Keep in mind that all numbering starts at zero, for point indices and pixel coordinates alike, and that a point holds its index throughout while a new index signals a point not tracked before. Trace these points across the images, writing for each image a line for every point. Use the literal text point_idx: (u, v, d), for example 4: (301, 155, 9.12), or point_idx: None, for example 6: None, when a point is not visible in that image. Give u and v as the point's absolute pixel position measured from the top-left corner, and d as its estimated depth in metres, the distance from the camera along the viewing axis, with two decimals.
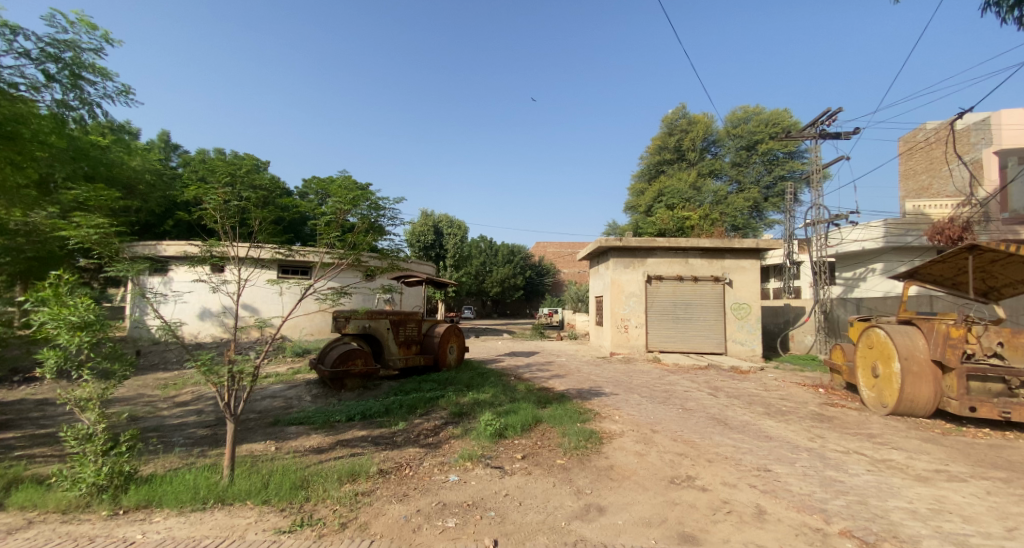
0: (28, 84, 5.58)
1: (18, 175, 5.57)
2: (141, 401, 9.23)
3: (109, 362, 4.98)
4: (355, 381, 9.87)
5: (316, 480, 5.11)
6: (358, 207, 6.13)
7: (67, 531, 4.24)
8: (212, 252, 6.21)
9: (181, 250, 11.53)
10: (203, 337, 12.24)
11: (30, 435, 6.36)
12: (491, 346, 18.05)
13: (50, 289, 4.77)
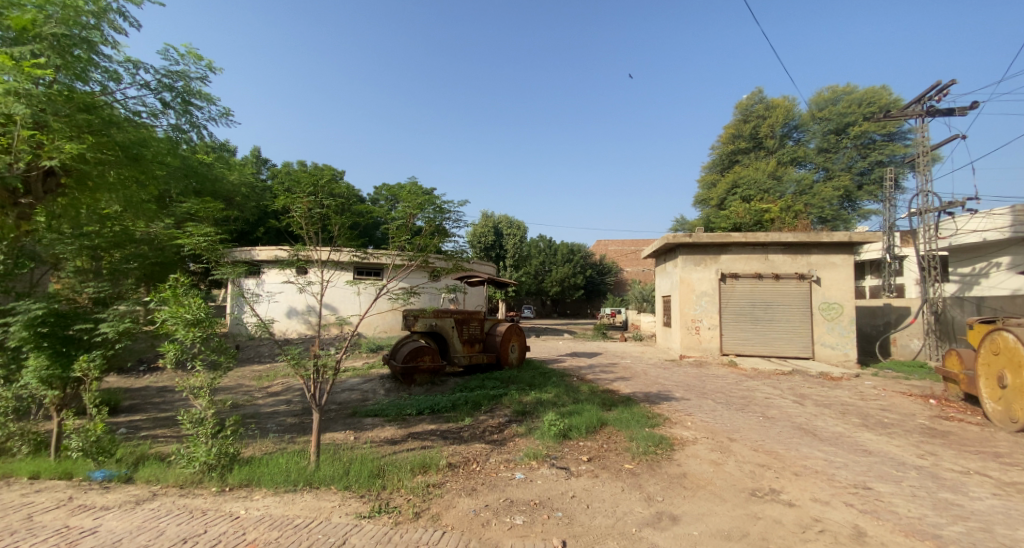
0: (148, 112, 6.42)
1: (142, 191, 6.50)
2: (240, 391, 10.25)
3: (216, 354, 5.59)
4: (424, 376, 10.40)
5: (390, 469, 5.54)
6: (425, 210, 6.52)
7: (184, 503, 4.80)
8: (298, 256, 6.78)
9: (273, 255, 12.68)
10: (290, 333, 13.36)
11: (154, 417, 7.30)
12: (553, 346, 18.25)
13: (169, 289, 5.33)
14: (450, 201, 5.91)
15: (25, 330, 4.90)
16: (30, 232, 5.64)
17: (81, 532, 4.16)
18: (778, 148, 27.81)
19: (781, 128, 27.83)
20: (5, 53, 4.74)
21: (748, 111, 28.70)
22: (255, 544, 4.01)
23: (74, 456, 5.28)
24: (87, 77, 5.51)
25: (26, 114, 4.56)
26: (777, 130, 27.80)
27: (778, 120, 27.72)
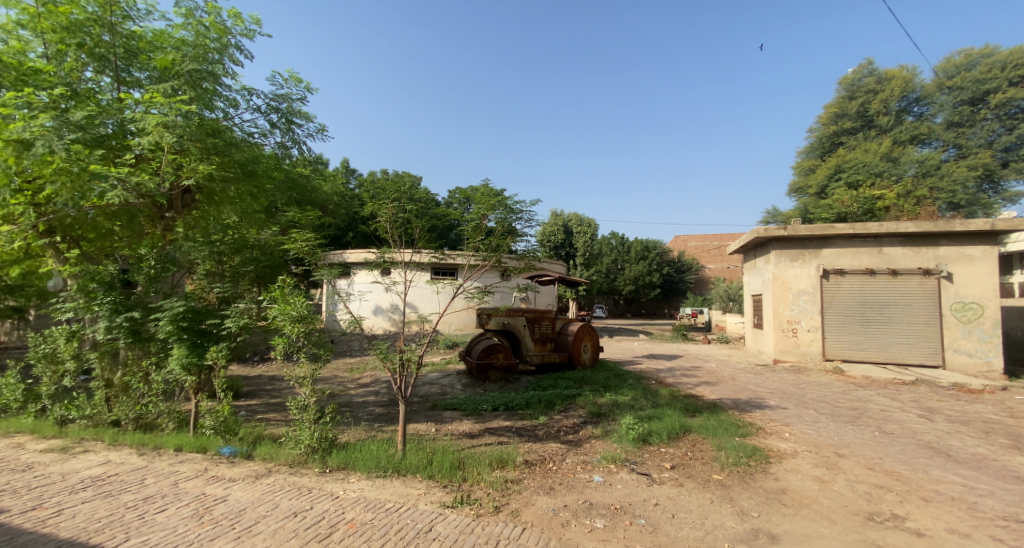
0: (259, 132, 7.24)
1: (254, 202, 7.49)
2: (336, 382, 11.18)
3: (317, 348, 5.99)
4: (498, 373, 10.74)
5: (470, 463, 5.83)
6: (498, 210, 6.80)
7: (293, 480, 5.29)
8: (385, 259, 7.12)
9: (363, 257, 13.82)
10: (376, 329, 14.38)
11: (267, 402, 8.23)
12: (628, 347, 18.07)
13: (278, 290, 5.87)
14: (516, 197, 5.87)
15: (170, 323, 5.74)
16: (171, 240, 6.56)
17: (213, 500, 4.68)
18: (894, 125, 25.75)
19: (896, 104, 25.99)
20: (154, 91, 5.60)
21: (854, 86, 27.15)
22: (353, 523, 4.34)
23: (208, 433, 5.98)
24: (210, 105, 6.24)
25: (174, 141, 5.34)
26: (890, 106, 25.86)
27: (893, 93, 25.82)
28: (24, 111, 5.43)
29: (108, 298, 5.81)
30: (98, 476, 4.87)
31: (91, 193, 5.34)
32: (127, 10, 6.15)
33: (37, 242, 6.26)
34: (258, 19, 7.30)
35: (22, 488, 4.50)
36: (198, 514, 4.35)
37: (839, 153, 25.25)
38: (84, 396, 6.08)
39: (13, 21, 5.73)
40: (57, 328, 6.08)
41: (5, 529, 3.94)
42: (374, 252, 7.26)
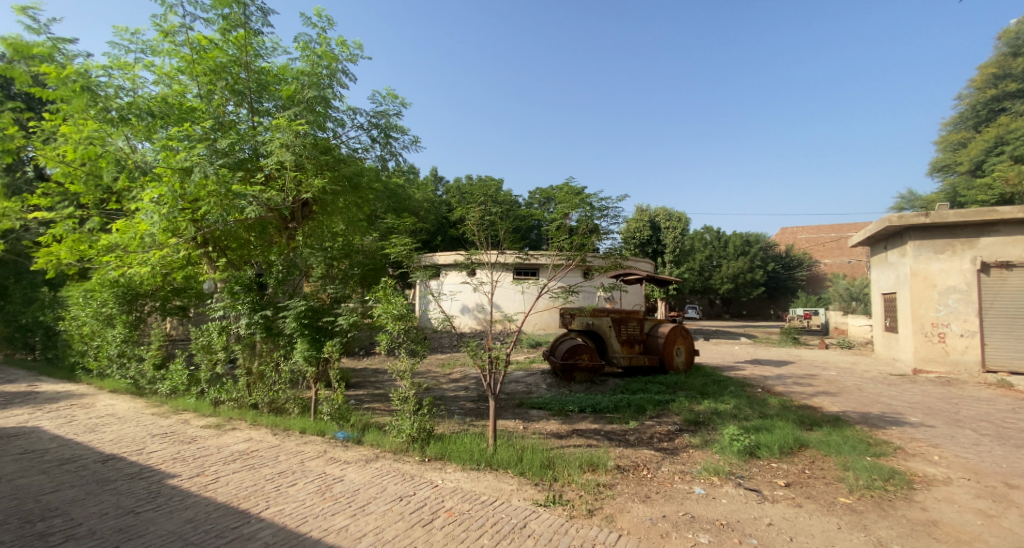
0: (362, 147, 7.99)
1: (358, 212, 8.24)
2: (431, 376, 11.89)
3: (416, 344, 6.28)
4: (583, 374, 10.79)
5: (560, 463, 5.78)
6: (581, 209, 6.98)
7: (398, 466, 5.60)
8: (472, 260, 7.60)
9: (452, 258, 14.61)
10: (463, 327, 15.11)
11: (373, 393, 9.00)
12: (725, 351, 17.28)
13: (382, 291, 6.26)
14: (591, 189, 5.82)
15: (295, 321, 6.52)
16: (294, 248, 7.40)
17: (332, 478, 5.05)
18: None
19: None
20: (280, 118, 6.40)
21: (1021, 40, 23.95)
22: (452, 512, 4.41)
23: (325, 418, 6.70)
24: (322, 126, 7.05)
25: (291, 159, 6.12)
26: None
27: None
28: (185, 141, 6.40)
29: (248, 298, 6.76)
30: (244, 450, 5.65)
31: (235, 209, 6.23)
32: (257, 49, 7.04)
33: (195, 253, 7.33)
34: (360, 44, 8.03)
35: (190, 457, 5.29)
36: (323, 489, 4.71)
37: (1002, 121, 22.23)
38: (233, 382, 7.17)
39: (174, 68, 6.83)
40: (212, 324, 7.18)
41: (178, 490, 4.44)
42: (462, 253, 7.75)
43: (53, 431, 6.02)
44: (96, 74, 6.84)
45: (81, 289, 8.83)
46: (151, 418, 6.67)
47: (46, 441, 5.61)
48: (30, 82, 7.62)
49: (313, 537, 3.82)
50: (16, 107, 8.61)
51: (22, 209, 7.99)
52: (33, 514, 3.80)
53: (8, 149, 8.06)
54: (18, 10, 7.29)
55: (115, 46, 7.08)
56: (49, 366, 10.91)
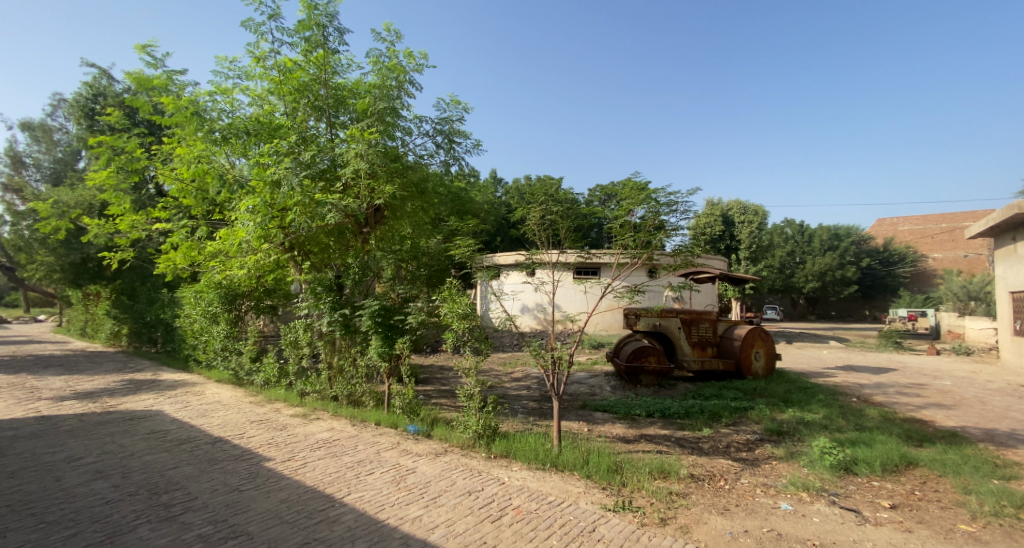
0: (427, 153, 8.37)
1: (425, 215, 8.62)
2: (493, 374, 12.21)
3: (480, 342, 6.38)
4: (650, 378, 10.63)
5: (628, 468, 5.59)
6: (647, 205, 6.79)
7: (466, 461, 5.76)
8: (532, 259, 7.77)
9: (511, 259, 14.89)
10: (524, 326, 15.35)
11: (440, 389, 9.35)
12: (810, 357, 16.25)
13: (448, 291, 6.46)
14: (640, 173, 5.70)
15: (369, 318, 6.91)
16: (368, 251, 7.92)
17: (405, 470, 5.30)
18: None
19: None
20: (355, 129, 6.87)
21: None
22: (520, 510, 4.43)
23: (397, 411, 7.05)
24: (391, 135, 7.45)
25: (365, 166, 6.56)
26: None
27: None
28: (275, 157, 7.01)
29: (328, 298, 7.30)
30: (327, 439, 6.12)
31: (317, 216, 6.75)
32: (334, 66, 7.56)
33: (284, 258, 7.98)
34: (426, 53, 8.41)
35: (282, 442, 5.82)
36: (398, 480, 4.94)
37: None
38: (316, 375, 7.74)
39: (265, 90, 7.47)
40: (298, 321, 7.85)
41: (273, 472, 4.91)
42: (524, 253, 7.92)
43: (170, 414, 6.81)
44: (202, 101, 7.64)
45: (192, 291, 9.87)
46: (249, 406, 7.42)
47: (167, 423, 6.37)
48: (152, 111, 8.62)
49: (390, 524, 3.97)
50: (139, 131, 9.80)
51: (147, 222, 9.03)
52: (159, 486, 4.36)
53: (135, 170, 9.13)
54: (141, 49, 8.26)
55: (217, 74, 7.85)
56: (167, 357, 12.31)
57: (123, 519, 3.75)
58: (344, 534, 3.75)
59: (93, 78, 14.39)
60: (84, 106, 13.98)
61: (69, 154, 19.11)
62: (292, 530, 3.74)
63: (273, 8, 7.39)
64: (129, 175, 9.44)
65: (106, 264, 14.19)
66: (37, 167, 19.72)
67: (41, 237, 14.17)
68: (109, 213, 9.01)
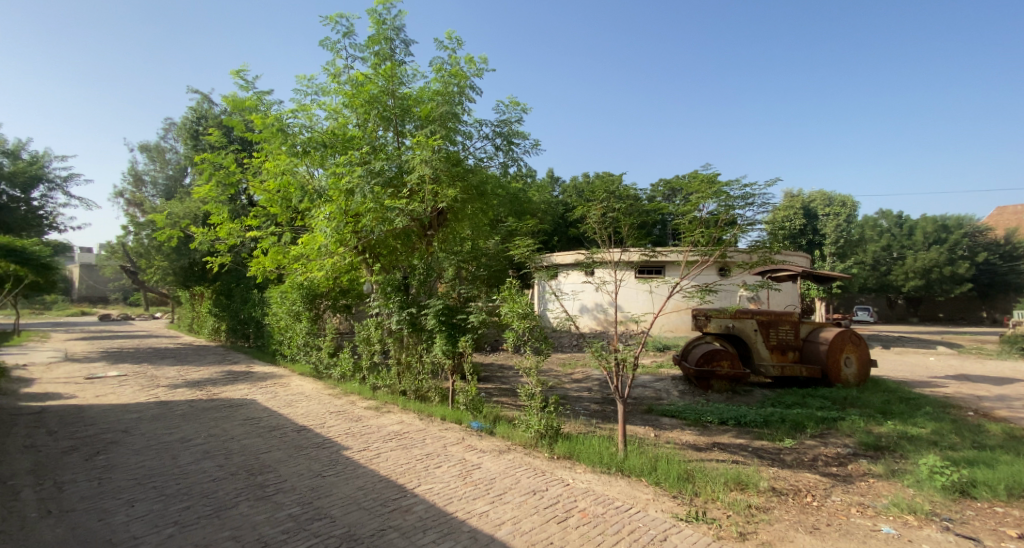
0: (487, 156, 8.60)
1: (484, 217, 8.85)
2: (552, 375, 12.33)
3: (539, 342, 6.29)
4: (722, 383, 10.17)
5: (701, 477, 5.21)
6: (717, 199, 6.18)
7: (529, 460, 5.76)
8: (593, 258, 7.53)
9: (570, 260, 14.92)
10: (585, 327, 15.38)
11: (501, 388, 9.56)
12: (914, 365, 14.76)
13: (508, 291, 6.56)
14: (704, 164, 5.29)
15: (435, 317, 7.20)
16: (432, 253, 8.21)
17: (471, 465, 5.46)
18: None
19: None
20: (420, 136, 7.18)
21: None
22: (586, 513, 4.36)
23: (461, 408, 7.31)
24: (452, 140, 7.77)
25: (428, 172, 6.86)
26: None
27: None
28: (348, 168, 7.50)
29: (397, 297, 7.70)
30: (397, 431, 6.45)
31: (387, 221, 7.29)
32: (400, 77, 7.95)
33: (357, 260, 8.55)
34: (486, 58, 8.65)
35: (358, 432, 6.23)
36: (464, 475, 5.10)
37: None
38: (387, 370, 8.22)
39: (340, 104, 7.98)
40: (370, 319, 8.38)
41: (351, 460, 5.27)
42: (583, 252, 7.66)
43: (259, 403, 7.43)
44: (286, 117, 8.30)
45: (279, 292, 10.74)
46: (329, 398, 8.02)
47: (259, 411, 6.97)
48: (245, 129, 9.43)
49: (458, 517, 4.12)
50: (234, 148, 10.79)
51: (242, 230, 9.88)
52: (254, 468, 4.82)
53: (231, 184, 10.00)
54: (237, 74, 9.08)
55: (297, 92, 8.46)
56: (259, 352, 13.36)
57: (227, 496, 4.19)
58: (415, 523, 3.93)
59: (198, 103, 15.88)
60: (189, 129, 15.44)
61: (178, 171, 21.17)
62: (368, 516, 3.99)
63: (346, 27, 7.89)
64: (226, 188, 10.36)
65: (209, 268, 15.66)
66: (151, 183, 21.92)
67: (156, 245, 15.90)
68: (210, 222, 9.92)
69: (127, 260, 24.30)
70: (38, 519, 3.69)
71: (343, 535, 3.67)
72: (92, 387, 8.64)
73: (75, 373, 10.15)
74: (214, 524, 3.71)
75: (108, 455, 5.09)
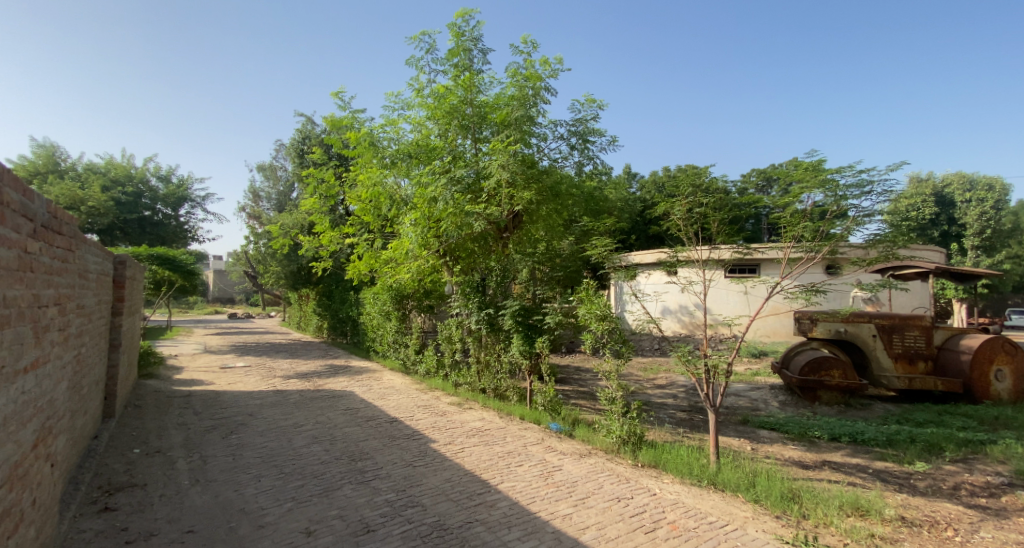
0: (563, 156, 8.71)
1: (559, 218, 8.95)
2: (632, 380, 12.15)
3: (619, 344, 6.16)
4: (833, 395, 9.01)
5: (811, 497, 4.56)
6: (826, 189, 5.14)
7: (611, 466, 5.51)
8: (676, 258, 6.41)
9: (655, 260, 14.79)
10: (667, 328, 15.07)
11: (578, 391, 9.62)
12: None
13: (586, 292, 6.50)
14: (812, 149, 4.90)
15: (511, 318, 7.37)
16: (507, 254, 8.40)
17: (551, 466, 5.41)
18: None
19: None
20: (496, 142, 7.43)
21: None
22: (676, 525, 4.09)
23: (540, 409, 7.32)
24: (528, 143, 7.95)
25: (505, 175, 7.11)
26: None
27: None
28: (431, 177, 7.95)
29: (476, 298, 8.04)
30: (480, 428, 6.71)
31: (466, 225, 7.61)
32: (478, 85, 8.29)
33: (439, 263, 9.03)
34: (560, 58, 8.77)
35: (442, 427, 6.58)
36: (544, 476, 5.07)
37: None
38: (467, 369, 8.62)
39: (423, 117, 8.45)
40: (451, 319, 8.82)
41: (439, 453, 5.59)
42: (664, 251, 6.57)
43: (357, 395, 8.07)
44: (376, 132, 8.96)
45: (372, 294, 11.49)
46: (417, 392, 8.55)
47: (358, 402, 7.58)
48: (343, 146, 10.24)
49: (542, 517, 4.15)
50: (334, 164, 11.78)
51: (341, 237, 10.75)
52: (354, 454, 5.29)
53: (331, 196, 10.89)
54: (335, 96, 9.87)
55: (386, 108, 9.09)
56: (355, 349, 14.27)
57: (333, 478, 4.65)
58: (500, 519, 4.04)
59: (302, 124, 17.30)
60: (295, 148, 16.93)
61: (287, 186, 23.17)
62: (456, 508, 4.21)
63: (429, 43, 8.35)
64: (325, 200, 11.29)
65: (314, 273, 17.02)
66: (266, 198, 24.15)
67: (271, 252, 17.60)
68: (315, 232, 10.90)
69: (250, 266, 27.06)
70: (189, 486, 4.33)
71: (433, 525, 3.91)
72: (224, 375, 9.78)
73: (211, 363, 11.57)
74: (324, 503, 4.14)
75: (239, 434, 5.81)
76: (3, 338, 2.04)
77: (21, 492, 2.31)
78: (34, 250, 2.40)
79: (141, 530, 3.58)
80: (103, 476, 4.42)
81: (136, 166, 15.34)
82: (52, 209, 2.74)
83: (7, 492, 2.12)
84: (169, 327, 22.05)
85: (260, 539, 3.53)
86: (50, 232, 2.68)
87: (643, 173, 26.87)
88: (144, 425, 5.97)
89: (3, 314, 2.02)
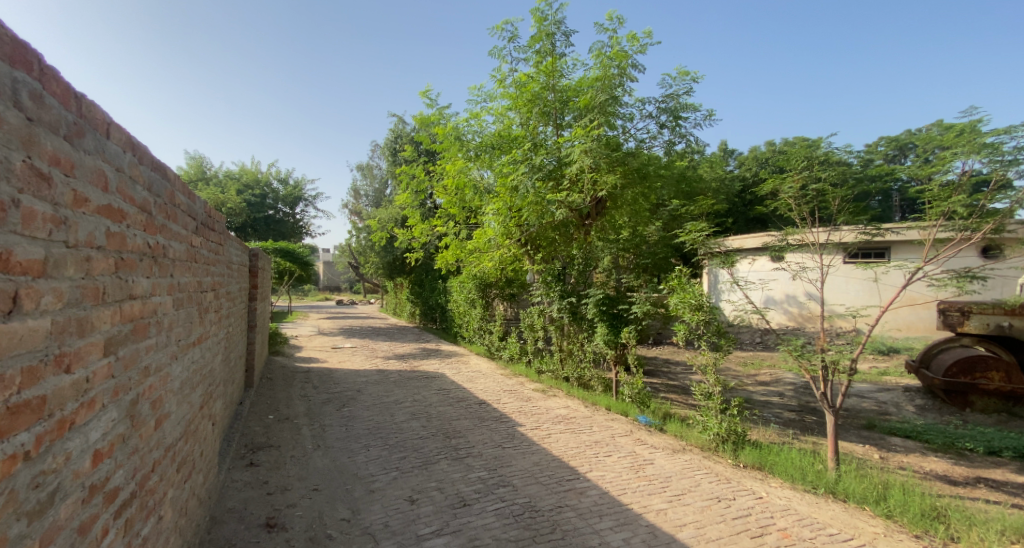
0: (654, 134, 8.53)
1: (644, 201, 8.80)
2: (730, 375, 11.69)
3: (717, 337, 5.90)
4: (989, 400, 8.12)
5: (958, 517, 4.14)
6: (987, 153, 4.55)
7: (710, 464, 5.37)
8: (789, 241, 5.94)
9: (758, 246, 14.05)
10: (776, 322, 14.64)
11: (670, 384, 9.45)
12: None
13: (677, 281, 6.26)
14: (971, 106, 4.51)
15: (596, 307, 7.37)
16: (588, 241, 8.38)
17: (643, 459, 5.37)
18: None
19: None
20: (579, 127, 7.45)
21: None
22: (788, 534, 3.91)
23: (628, 402, 7.23)
24: (612, 125, 7.88)
25: (588, 161, 7.08)
26: None
27: None
28: (513, 165, 8.15)
29: (556, 287, 8.13)
30: (565, 415, 6.86)
31: (547, 213, 7.87)
32: (560, 70, 8.35)
33: (520, 251, 9.25)
34: (649, 31, 8.52)
35: (529, 412, 6.79)
36: (636, 469, 5.07)
37: None
38: (550, 356, 8.83)
39: (505, 107, 8.68)
40: (533, 307, 9.08)
41: (528, 438, 5.77)
42: (775, 234, 6.14)
43: (448, 376, 8.57)
44: (461, 127, 9.30)
45: (461, 283, 11.95)
46: (502, 376, 8.93)
47: (449, 383, 8.04)
48: (430, 141, 10.62)
49: (634, 510, 4.17)
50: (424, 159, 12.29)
51: (431, 229, 11.30)
52: (450, 432, 5.65)
53: (421, 190, 11.44)
54: (422, 94, 10.27)
55: (471, 102, 9.37)
56: (445, 334, 14.93)
57: (431, 452, 5.03)
58: (591, 507, 4.15)
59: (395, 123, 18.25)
60: (389, 147, 17.95)
61: (381, 183, 24.52)
62: (546, 491, 4.39)
63: (512, 31, 8.49)
64: (417, 194, 11.93)
65: (408, 263, 17.93)
66: (364, 194, 25.75)
67: (371, 245, 18.79)
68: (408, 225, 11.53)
69: (353, 257, 29.05)
70: (312, 450, 4.88)
71: (525, 505, 4.11)
72: (332, 355, 10.71)
73: (324, 344, 12.70)
74: (424, 475, 4.49)
75: (349, 408, 6.40)
76: (179, 316, 2.47)
77: (193, 444, 2.79)
78: (197, 244, 2.86)
79: (278, 484, 4.12)
80: (246, 436, 5.10)
81: (262, 171, 17.01)
82: (208, 209, 3.25)
83: (184, 443, 2.58)
84: (287, 312, 24.42)
85: (371, 502, 3.93)
86: (207, 229, 3.16)
87: (742, 152, 25.21)
88: (276, 396, 6.77)
89: (179, 297, 2.44)
